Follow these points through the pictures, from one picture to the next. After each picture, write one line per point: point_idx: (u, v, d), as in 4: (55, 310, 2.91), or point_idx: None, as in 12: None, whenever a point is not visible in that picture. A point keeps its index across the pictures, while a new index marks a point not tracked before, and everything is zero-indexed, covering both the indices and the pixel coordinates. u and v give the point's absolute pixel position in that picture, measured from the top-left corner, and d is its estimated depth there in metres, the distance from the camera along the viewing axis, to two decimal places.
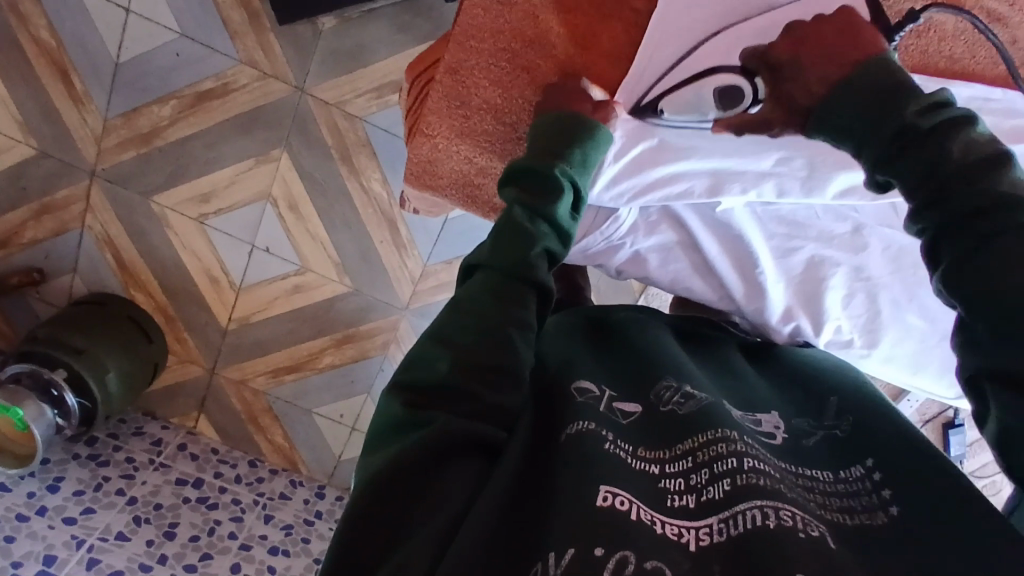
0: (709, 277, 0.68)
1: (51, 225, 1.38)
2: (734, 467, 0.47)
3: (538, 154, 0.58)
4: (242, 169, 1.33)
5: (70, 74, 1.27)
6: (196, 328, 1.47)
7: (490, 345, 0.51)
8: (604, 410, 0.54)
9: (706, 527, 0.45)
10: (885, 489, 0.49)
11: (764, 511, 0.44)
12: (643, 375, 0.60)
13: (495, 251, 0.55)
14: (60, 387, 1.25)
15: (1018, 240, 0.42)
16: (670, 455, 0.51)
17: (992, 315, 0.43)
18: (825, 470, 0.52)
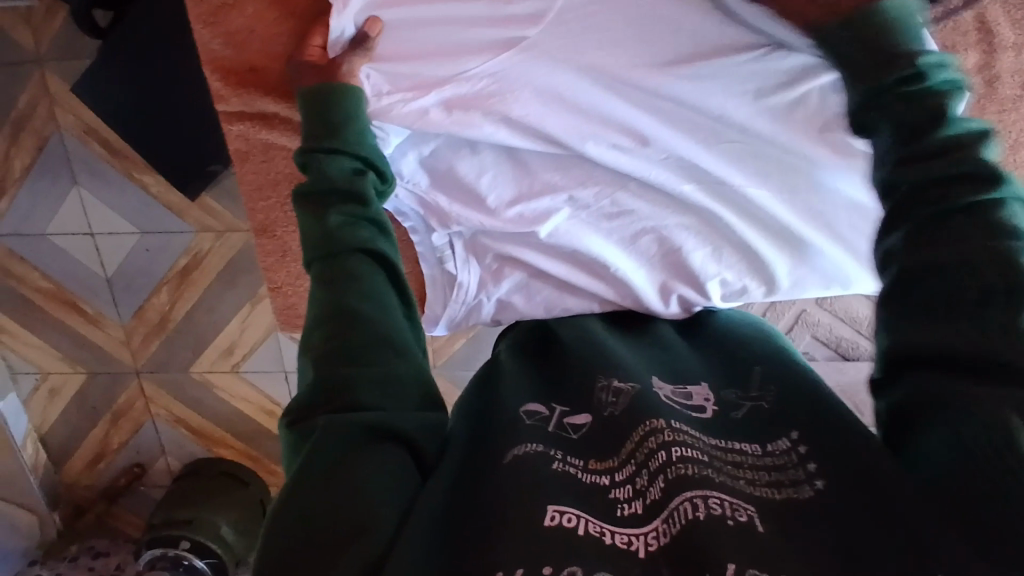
0: (576, 292, 0.75)
1: (128, 426, 1.57)
2: (664, 461, 0.51)
3: (328, 170, 0.65)
4: (244, 314, 1.45)
5: (81, 304, 1.45)
6: (280, 456, 1.62)
7: (360, 347, 0.56)
8: (551, 430, 0.59)
9: (652, 531, 0.48)
10: (810, 463, 0.50)
11: (695, 500, 0.47)
12: (583, 381, 0.64)
13: (325, 270, 0.61)
14: (188, 557, 1.43)
15: (987, 216, 0.48)
16: (618, 462, 0.55)
17: (943, 297, 0.48)
18: (752, 441, 0.54)
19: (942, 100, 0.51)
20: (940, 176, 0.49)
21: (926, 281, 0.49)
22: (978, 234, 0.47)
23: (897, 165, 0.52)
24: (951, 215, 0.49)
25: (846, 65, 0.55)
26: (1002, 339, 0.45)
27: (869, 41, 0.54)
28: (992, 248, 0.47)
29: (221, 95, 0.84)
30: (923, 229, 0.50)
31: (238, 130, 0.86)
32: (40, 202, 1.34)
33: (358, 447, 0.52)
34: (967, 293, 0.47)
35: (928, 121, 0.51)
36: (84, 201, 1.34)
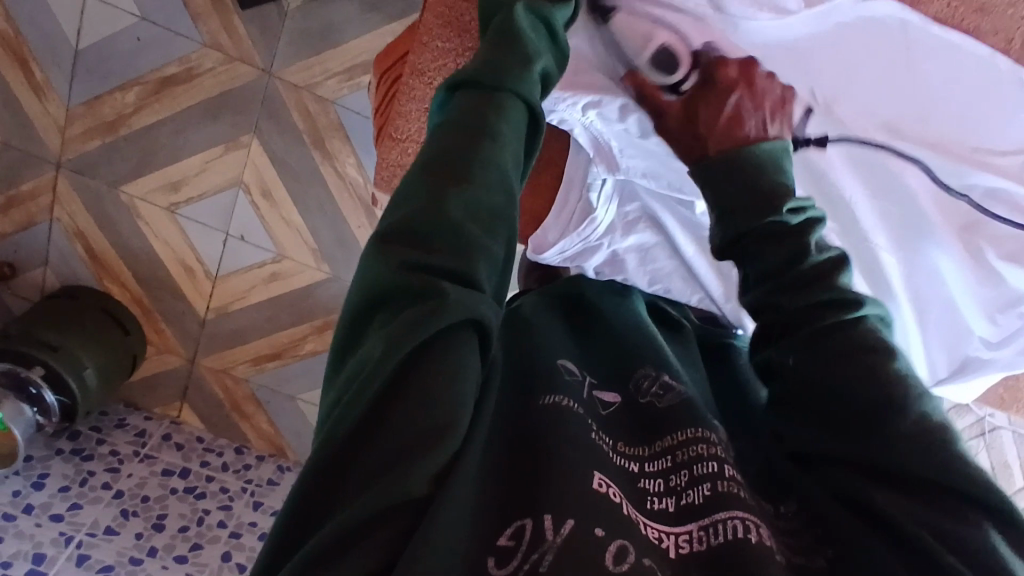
0: (684, 276, 0.67)
1: (19, 218, 1.35)
2: (714, 471, 0.43)
3: (497, 59, 0.45)
4: (211, 155, 1.29)
5: (30, 63, 1.23)
6: (175, 318, 1.45)
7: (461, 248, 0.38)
8: (586, 396, 0.49)
9: (685, 534, 0.40)
10: (816, 526, 0.43)
11: (746, 522, 0.40)
12: (618, 362, 0.55)
13: (435, 186, 0.39)
14: (37, 384, 1.24)
15: (842, 338, 0.44)
16: (649, 452, 0.46)
17: (830, 408, 0.44)
18: (764, 497, 0.45)
19: (811, 238, 0.48)
20: (817, 299, 0.46)
21: (805, 394, 0.45)
22: (841, 355, 0.44)
23: (779, 293, 0.48)
24: (826, 336, 0.45)
25: (719, 196, 0.51)
26: (908, 453, 0.40)
27: (776, 173, 0.50)
28: (876, 367, 0.43)
29: None
30: (783, 344, 0.47)
31: None
32: None
33: (454, 336, 0.36)
34: (847, 409, 0.43)
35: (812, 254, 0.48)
36: None
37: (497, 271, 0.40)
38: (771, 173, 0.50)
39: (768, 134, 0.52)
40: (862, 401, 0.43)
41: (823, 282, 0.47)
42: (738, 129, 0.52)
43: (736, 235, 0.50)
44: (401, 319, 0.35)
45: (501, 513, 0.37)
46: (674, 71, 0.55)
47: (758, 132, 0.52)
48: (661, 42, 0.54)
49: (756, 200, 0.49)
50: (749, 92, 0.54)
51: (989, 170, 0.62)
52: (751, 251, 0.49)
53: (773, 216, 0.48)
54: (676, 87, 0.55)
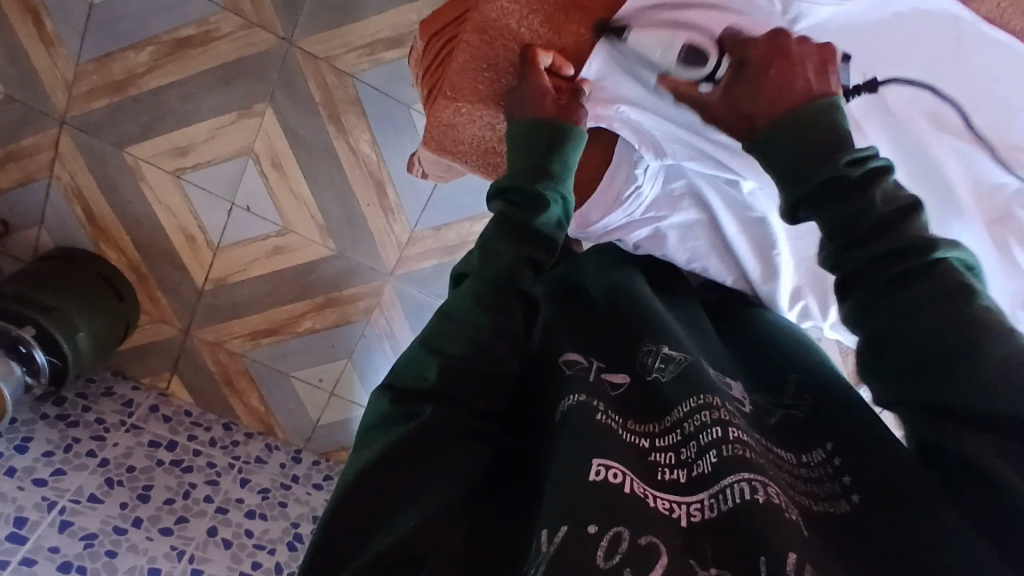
0: (724, 256, 0.67)
1: (16, 174, 1.31)
2: (718, 437, 0.45)
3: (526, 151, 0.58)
4: (222, 122, 1.27)
5: (41, 15, 1.19)
6: (171, 287, 1.42)
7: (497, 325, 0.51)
8: (592, 381, 0.52)
9: (697, 503, 0.43)
10: (846, 476, 0.46)
11: (752, 484, 0.42)
12: (625, 341, 0.57)
13: (482, 290, 0.52)
14: (28, 343, 1.20)
15: (929, 283, 0.43)
16: (661, 428, 0.49)
17: (921, 357, 0.43)
18: (786, 449, 0.50)
19: (879, 190, 0.46)
20: (901, 247, 0.45)
21: (891, 344, 0.45)
22: (944, 300, 0.43)
23: (852, 249, 0.47)
24: (916, 280, 0.44)
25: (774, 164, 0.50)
26: (989, 390, 0.40)
27: (835, 131, 0.48)
28: (976, 309, 0.42)
29: None
30: (869, 299, 0.46)
31: None
32: None
33: (439, 447, 0.47)
34: (945, 346, 0.42)
35: (884, 204, 0.46)
36: None
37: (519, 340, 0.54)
38: (834, 131, 0.48)
39: (817, 92, 0.50)
40: (947, 349, 0.42)
41: (902, 229, 0.45)
42: (788, 88, 0.51)
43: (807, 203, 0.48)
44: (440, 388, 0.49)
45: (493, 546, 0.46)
46: (707, 62, 0.55)
47: (803, 90, 0.50)
48: (685, 39, 0.55)
49: (817, 162, 0.47)
50: (783, 60, 0.51)
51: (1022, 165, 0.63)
52: (817, 212, 0.48)
53: (839, 170, 0.46)
54: (710, 78, 0.56)
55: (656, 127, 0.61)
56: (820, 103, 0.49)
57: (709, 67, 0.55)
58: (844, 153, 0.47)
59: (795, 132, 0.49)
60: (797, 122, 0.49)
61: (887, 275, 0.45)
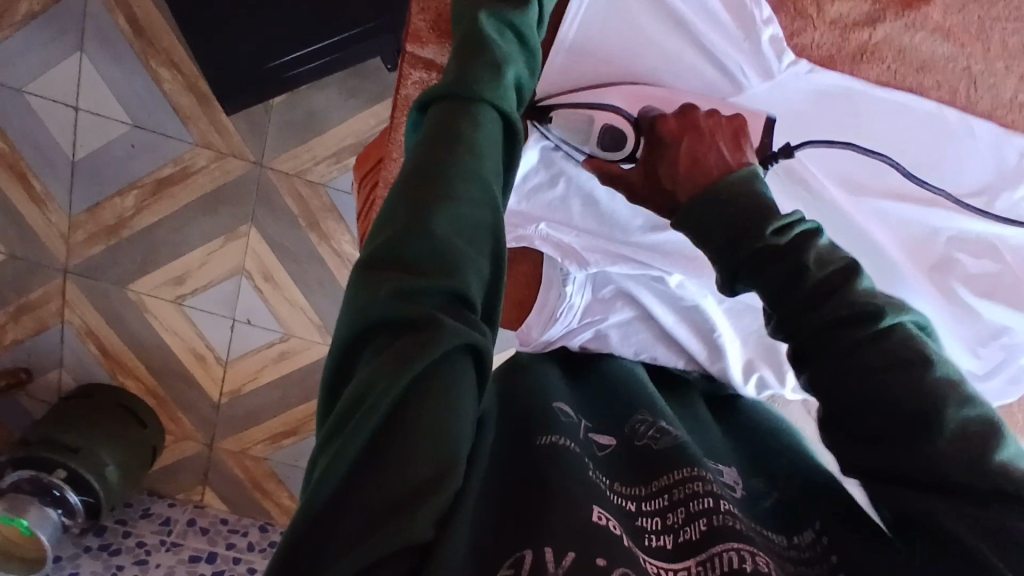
0: (672, 346, 0.68)
1: (31, 324, 1.38)
2: (709, 506, 0.43)
3: (467, 74, 0.47)
4: (211, 248, 1.33)
5: (30, 177, 1.27)
6: (189, 405, 1.47)
7: (447, 267, 0.40)
8: (582, 437, 0.51)
9: (684, 572, 0.40)
10: (834, 555, 0.43)
11: (741, 552, 0.40)
12: (614, 416, 0.57)
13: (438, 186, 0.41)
14: (60, 487, 1.26)
15: (868, 356, 0.41)
16: (646, 491, 0.47)
17: (864, 412, 0.42)
18: (778, 532, 0.45)
19: (813, 252, 0.44)
20: (841, 315, 0.42)
21: (845, 415, 0.43)
22: (889, 368, 0.41)
23: (804, 312, 0.43)
24: (857, 359, 0.42)
25: (712, 237, 0.47)
26: (935, 465, 0.40)
27: (756, 200, 0.46)
28: (914, 379, 0.40)
29: (420, 37, 0.58)
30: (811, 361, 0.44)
31: (418, 79, 0.59)
32: (30, 55, 1.18)
33: (416, 407, 0.36)
34: (873, 425, 0.42)
35: (818, 268, 0.43)
36: (82, 71, 1.19)
37: (485, 282, 0.42)
38: (750, 200, 0.46)
39: (734, 163, 0.50)
40: (906, 419, 0.40)
41: (843, 294, 0.42)
42: (703, 164, 0.51)
43: (737, 270, 0.45)
44: (392, 351, 0.37)
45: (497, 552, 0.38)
46: (623, 144, 0.59)
47: (721, 162, 0.50)
48: (602, 121, 0.59)
49: (740, 234, 0.45)
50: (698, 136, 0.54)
51: (951, 209, 0.66)
52: (754, 280, 0.45)
53: (767, 236, 0.44)
54: (629, 157, 0.59)
55: (579, 241, 0.66)
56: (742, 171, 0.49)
57: (626, 148, 0.59)
58: (770, 220, 0.45)
59: (707, 206, 0.47)
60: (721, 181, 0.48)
61: (818, 320, 0.43)
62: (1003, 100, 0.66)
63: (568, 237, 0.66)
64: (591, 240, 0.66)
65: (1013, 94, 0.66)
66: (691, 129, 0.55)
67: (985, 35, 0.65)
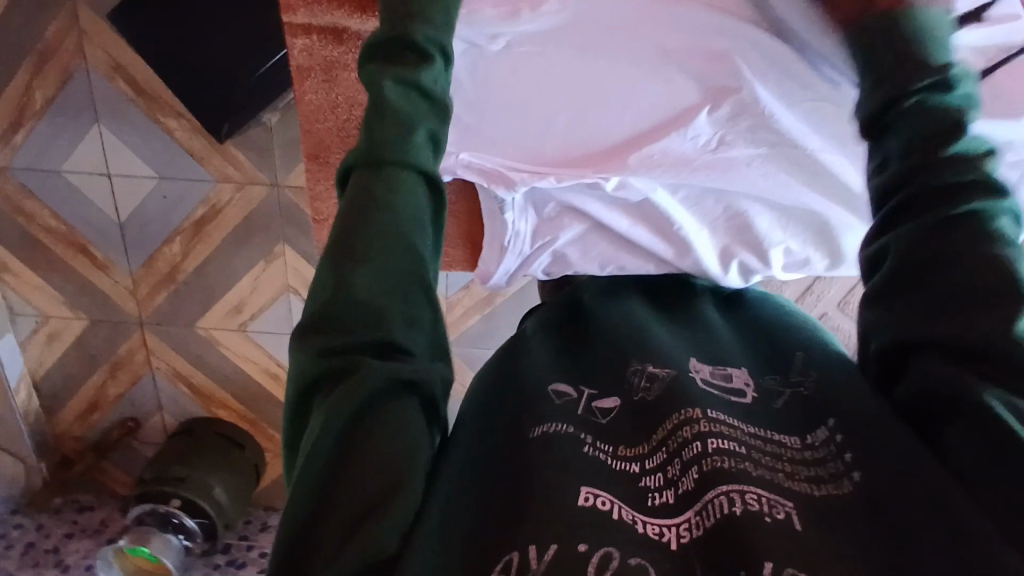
0: (632, 249, 0.66)
1: (127, 377, 1.53)
2: (699, 451, 0.39)
3: (373, 133, 0.46)
4: (256, 273, 1.42)
5: (90, 247, 1.41)
6: (278, 422, 1.58)
7: (375, 318, 0.41)
8: (580, 414, 0.46)
9: (684, 523, 0.37)
10: (847, 453, 0.40)
11: (735, 494, 0.36)
12: (610, 364, 0.52)
13: (341, 254, 0.42)
14: (178, 514, 1.38)
15: (975, 223, 0.41)
16: (648, 447, 0.43)
17: (933, 288, 0.41)
18: (789, 432, 0.43)
19: (964, 126, 0.45)
20: (953, 179, 0.43)
21: (924, 270, 0.42)
22: (980, 242, 0.41)
23: (915, 168, 0.44)
24: (959, 221, 0.42)
25: (871, 66, 0.48)
26: (1000, 364, 0.37)
27: (889, 66, 0.47)
28: (989, 258, 0.40)
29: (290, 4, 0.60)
30: (907, 218, 0.44)
31: (303, 45, 0.62)
32: (59, 138, 1.31)
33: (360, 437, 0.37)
34: (960, 287, 0.40)
35: (964, 136, 0.44)
36: (105, 140, 1.31)
37: (425, 326, 0.44)
38: (885, 65, 0.48)
39: None
40: (975, 291, 0.39)
41: (950, 165, 0.43)
42: None
43: (877, 109, 0.47)
44: (334, 398, 0.38)
45: (484, 551, 0.36)
46: (623, 158, 0.61)
47: None
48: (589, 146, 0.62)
49: (896, 75, 0.46)
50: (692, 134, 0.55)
51: None
52: (891, 125, 0.46)
53: (919, 88, 0.45)
54: (630, 161, 0.61)
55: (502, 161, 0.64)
56: None
57: (628, 159, 0.61)
58: (919, 78, 0.46)
59: (875, 41, 0.49)
60: None
61: (939, 186, 0.43)
62: None
63: (495, 157, 0.64)
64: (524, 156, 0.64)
65: None
66: (685, 128, 0.56)
67: None
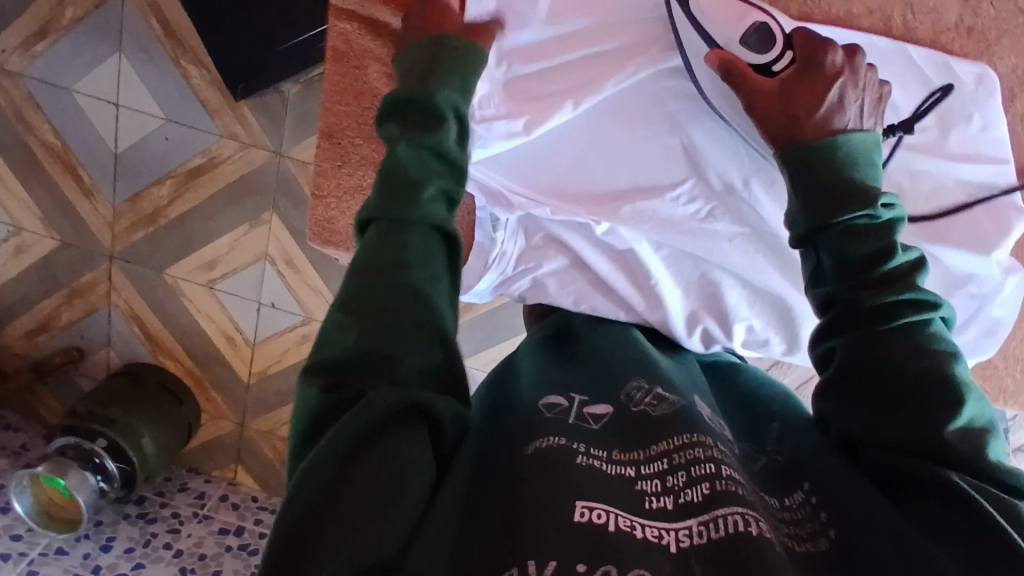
0: (608, 294, 0.68)
1: (83, 306, 1.51)
2: (711, 471, 0.43)
3: (391, 189, 0.50)
4: (238, 234, 1.42)
5: (79, 170, 1.40)
6: (223, 385, 1.56)
7: (391, 335, 0.45)
8: (572, 422, 0.50)
9: (685, 529, 0.41)
10: (824, 510, 0.45)
11: (745, 516, 0.40)
12: (607, 380, 0.57)
13: (357, 302, 0.46)
14: (100, 455, 1.36)
15: (911, 333, 0.48)
16: (644, 455, 0.47)
17: (878, 392, 0.48)
18: (773, 495, 0.48)
19: (894, 237, 0.51)
20: (883, 295, 0.49)
21: (859, 376, 0.50)
22: (918, 357, 0.47)
23: (852, 282, 0.50)
24: (896, 336, 0.48)
25: (799, 185, 0.53)
26: (948, 451, 0.44)
27: (846, 171, 0.52)
28: (933, 365, 0.47)
29: None
30: (856, 329, 0.50)
31: (342, 29, 0.62)
32: (78, 58, 1.31)
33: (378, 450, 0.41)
34: (898, 396, 0.47)
35: (898, 251, 0.50)
36: (122, 70, 1.31)
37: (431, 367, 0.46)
38: (847, 172, 0.52)
39: (855, 128, 0.54)
40: (913, 396, 0.47)
41: (897, 276, 0.50)
42: (832, 119, 0.54)
43: (817, 223, 0.51)
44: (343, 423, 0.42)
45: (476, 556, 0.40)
46: (769, 49, 0.56)
47: (851, 124, 0.54)
48: (755, 19, 0.56)
49: (836, 194, 0.51)
50: (846, 77, 0.55)
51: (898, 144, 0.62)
52: (821, 241, 0.52)
53: (857, 206, 0.50)
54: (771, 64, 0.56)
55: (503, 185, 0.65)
56: (850, 138, 0.53)
57: (772, 53, 0.56)
58: (867, 192, 0.50)
59: (799, 161, 0.53)
60: (813, 148, 0.53)
61: (871, 294, 0.50)
62: (947, 28, 0.62)
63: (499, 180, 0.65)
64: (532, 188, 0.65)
65: (959, 21, 0.62)
66: (842, 68, 0.56)
67: None
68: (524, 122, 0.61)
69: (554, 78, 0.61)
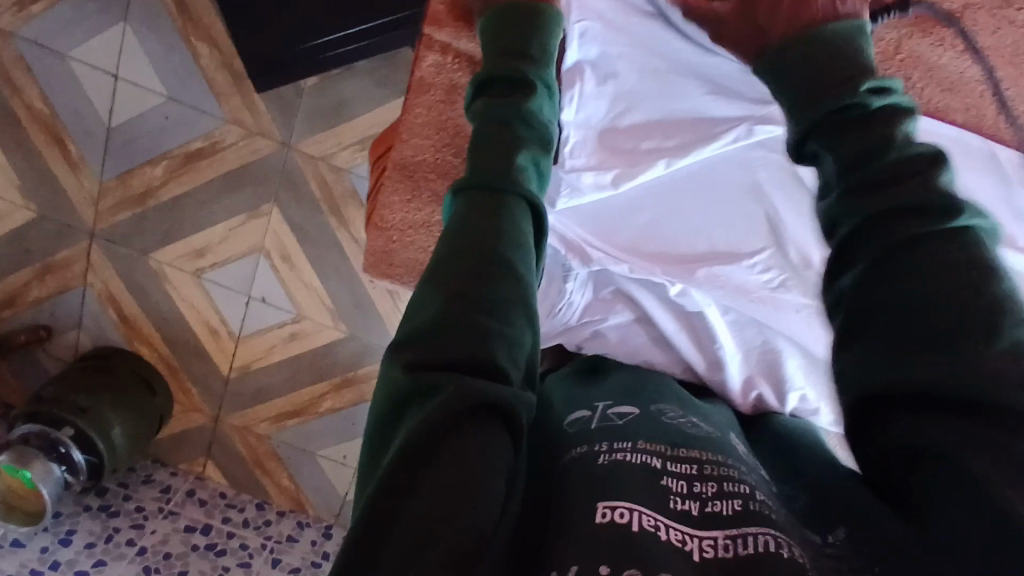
0: (667, 350, 0.67)
1: (56, 283, 1.42)
2: (743, 491, 0.40)
3: (491, 165, 0.48)
4: (234, 224, 1.35)
5: (67, 141, 1.31)
6: (200, 377, 1.49)
7: (475, 338, 0.39)
8: (598, 425, 0.49)
9: (710, 539, 0.37)
10: (841, 530, 0.40)
11: (776, 538, 0.36)
12: (637, 397, 0.55)
13: (446, 269, 0.42)
14: (67, 445, 1.27)
15: (947, 245, 0.39)
16: (670, 454, 0.45)
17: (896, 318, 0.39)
18: (807, 523, 0.42)
19: (901, 127, 0.44)
20: (899, 193, 0.41)
21: (874, 319, 0.40)
22: (949, 264, 0.38)
23: (865, 176, 0.43)
24: (922, 237, 0.39)
25: (788, 90, 0.49)
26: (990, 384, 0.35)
27: (848, 64, 0.47)
28: (962, 276, 0.38)
29: (438, 20, 0.63)
30: (864, 221, 0.42)
31: (432, 61, 0.65)
32: (79, 22, 1.22)
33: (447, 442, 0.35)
34: (930, 309, 0.38)
35: (898, 148, 0.42)
36: (125, 41, 1.23)
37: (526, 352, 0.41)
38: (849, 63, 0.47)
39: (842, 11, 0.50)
40: (942, 313, 0.38)
41: (920, 179, 0.41)
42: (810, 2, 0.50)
43: (815, 127, 0.46)
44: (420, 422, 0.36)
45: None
46: None
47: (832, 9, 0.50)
48: None
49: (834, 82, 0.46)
50: None
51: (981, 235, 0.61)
52: (833, 146, 0.45)
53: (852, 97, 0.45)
54: None
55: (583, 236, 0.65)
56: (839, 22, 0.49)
57: None
58: (862, 82, 0.45)
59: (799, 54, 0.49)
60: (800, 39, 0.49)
61: (890, 188, 0.41)
62: None
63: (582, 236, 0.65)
64: (620, 243, 0.65)
65: None
66: None
67: (1017, 60, 0.61)
68: (613, 176, 0.61)
69: (644, 135, 0.60)
